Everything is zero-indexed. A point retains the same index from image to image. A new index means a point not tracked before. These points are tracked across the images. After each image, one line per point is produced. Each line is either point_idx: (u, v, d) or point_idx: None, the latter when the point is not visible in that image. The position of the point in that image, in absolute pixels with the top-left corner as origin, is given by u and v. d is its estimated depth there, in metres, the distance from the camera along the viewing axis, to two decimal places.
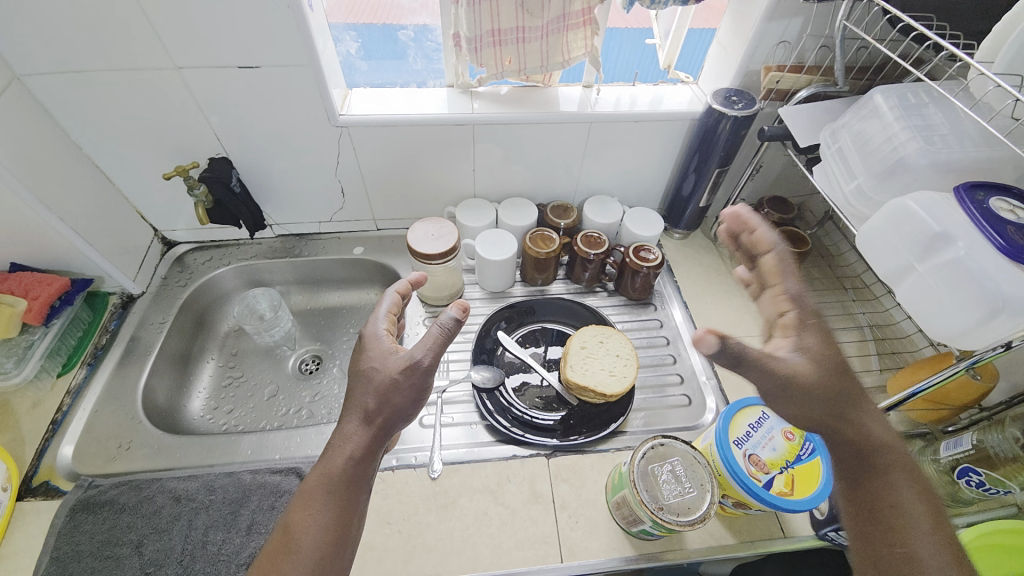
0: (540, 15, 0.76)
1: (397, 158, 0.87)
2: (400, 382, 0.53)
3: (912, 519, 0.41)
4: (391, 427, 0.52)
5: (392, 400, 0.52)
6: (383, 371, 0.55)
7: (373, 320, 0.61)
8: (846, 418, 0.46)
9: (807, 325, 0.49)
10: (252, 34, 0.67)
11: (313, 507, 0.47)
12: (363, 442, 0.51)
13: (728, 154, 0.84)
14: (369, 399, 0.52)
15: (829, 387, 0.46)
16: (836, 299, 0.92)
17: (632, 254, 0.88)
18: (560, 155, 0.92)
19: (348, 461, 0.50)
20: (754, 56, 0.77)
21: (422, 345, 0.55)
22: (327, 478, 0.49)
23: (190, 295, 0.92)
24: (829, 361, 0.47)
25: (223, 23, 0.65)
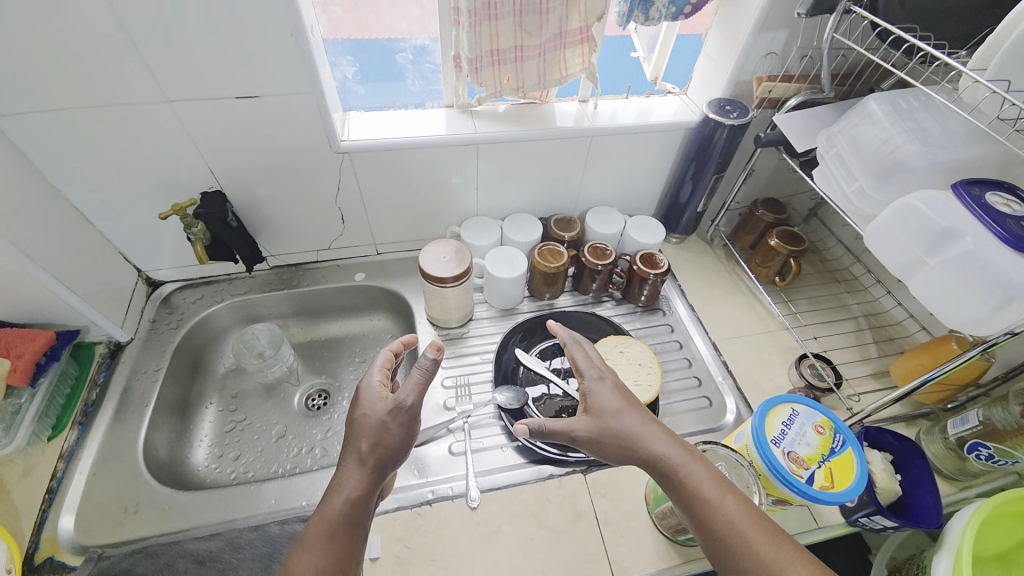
0: (538, 34, 0.76)
1: (399, 181, 0.85)
2: (390, 424, 0.54)
3: (711, 501, 0.49)
4: (386, 468, 0.53)
5: (386, 443, 0.53)
6: (371, 417, 0.55)
7: (367, 374, 0.61)
8: (632, 444, 0.55)
9: (590, 385, 0.60)
10: (249, 63, 0.64)
11: (308, 550, 0.48)
12: (359, 486, 0.52)
13: (724, 161, 0.88)
14: (363, 443, 0.53)
15: (608, 428, 0.56)
16: (830, 292, 0.97)
17: (639, 263, 0.90)
18: (561, 169, 0.92)
19: (344, 504, 0.50)
20: (744, 67, 0.81)
21: (407, 389, 0.55)
22: (326, 522, 0.49)
23: (184, 338, 0.87)
24: (607, 406, 0.57)
25: (220, 53, 0.62)
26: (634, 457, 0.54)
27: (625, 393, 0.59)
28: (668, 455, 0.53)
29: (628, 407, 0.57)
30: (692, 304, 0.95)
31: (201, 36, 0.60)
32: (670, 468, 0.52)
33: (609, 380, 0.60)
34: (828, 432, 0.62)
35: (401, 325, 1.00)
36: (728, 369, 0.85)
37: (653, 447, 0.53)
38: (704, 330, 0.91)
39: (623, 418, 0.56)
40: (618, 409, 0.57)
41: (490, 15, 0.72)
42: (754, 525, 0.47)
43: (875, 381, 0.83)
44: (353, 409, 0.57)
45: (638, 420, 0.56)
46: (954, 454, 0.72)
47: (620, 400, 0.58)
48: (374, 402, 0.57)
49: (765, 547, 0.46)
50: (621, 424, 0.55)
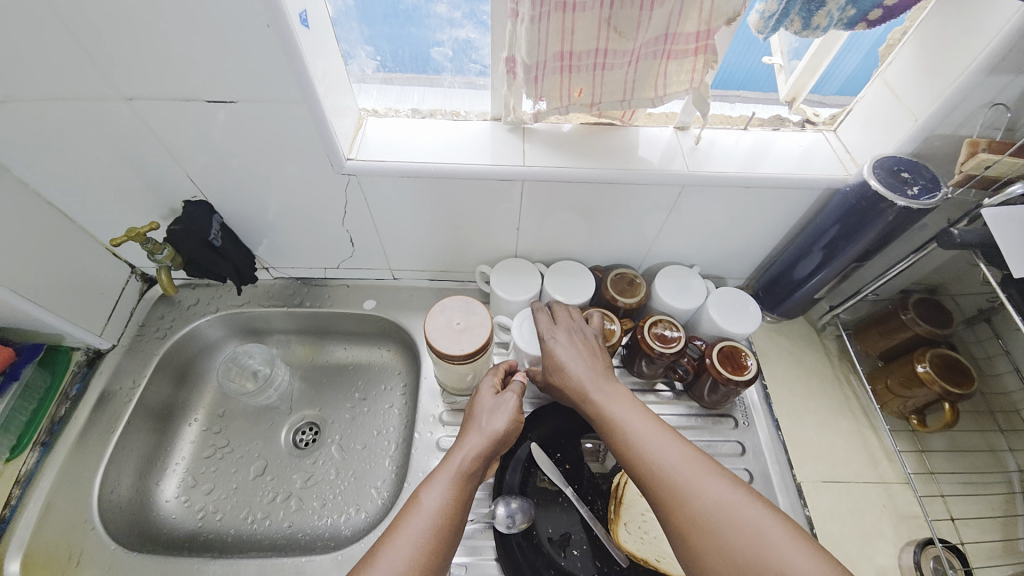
0: (633, 37, 0.52)
1: (421, 210, 0.68)
2: (506, 408, 0.56)
3: (619, 426, 0.49)
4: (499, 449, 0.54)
5: (500, 424, 0.54)
6: (488, 402, 0.57)
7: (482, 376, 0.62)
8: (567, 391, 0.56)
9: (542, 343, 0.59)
10: (220, 60, 0.47)
11: (433, 484, 0.48)
12: (483, 449, 0.52)
13: (874, 246, 0.60)
14: (483, 419, 0.55)
15: (551, 379, 0.58)
16: (983, 441, 0.69)
17: (716, 359, 0.67)
18: (633, 216, 0.69)
19: (470, 460, 0.50)
20: (949, 117, 0.52)
21: (513, 391, 0.58)
22: (450, 467, 0.50)
23: (169, 350, 0.78)
24: (550, 360, 0.58)
25: (178, 42, 0.45)
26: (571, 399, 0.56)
27: (579, 340, 0.59)
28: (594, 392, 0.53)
29: (570, 357, 0.57)
30: (777, 419, 0.71)
31: (149, 21, 0.44)
32: (594, 405, 0.52)
33: (560, 335, 0.59)
34: None
35: (410, 366, 0.85)
36: (811, 530, 0.63)
37: (580, 386, 0.54)
38: (788, 465, 0.67)
39: (562, 369, 0.56)
40: (560, 363, 0.57)
41: (565, 4, 0.49)
42: (658, 437, 0.47)
43: None
44: (477, 395, 0.59)
45: (576, 363, 0.56)
46: None
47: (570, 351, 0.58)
48: (484, 396, 0.58)
49: (658, 453, 0.46)
50: (561, 374, 0.56)
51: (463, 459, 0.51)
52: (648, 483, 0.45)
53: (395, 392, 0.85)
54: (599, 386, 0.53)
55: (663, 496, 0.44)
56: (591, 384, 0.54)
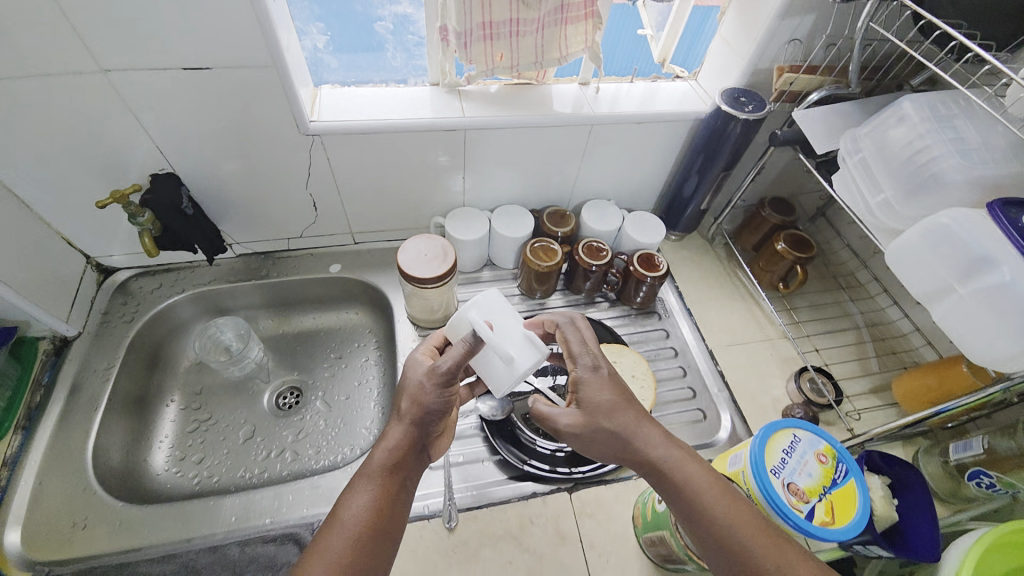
0: (537, 6, 0.68)
1: (378, 165, 0.78)
2: (426, 385, 0.51)
3: (706, 500, 0.46)
4: (425, 427, 0.51)
5: (421, 402, 0.51)
6: (412, 380, 0.53)
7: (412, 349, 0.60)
8: (625, 441, 0.50)
9: (585, 376, 0.53)
10: (197, 27, 0.55)
11: (354, 491, 0.47)
12: (400, 437, 0.50)
13: (733, 157, 0.81)
14: (404, 403, 0.52)
15: (602, 424, 0.51)
16: (833, 300, 0.92)
17: (637, 263, 0.84)
18: (556, 157, 0.85)
19: (384, 455, 0.49)
20: (763, 55, 0.73)
21: (448, 358, 0.51)
22: (368, 466, 0.49)
23: (139, 332, 0.80)
24: (592, 416, 0.51)
25: (159, 12, 0.53)
26: (626, 453, 0.50)
27: (618, 381, 0.53)
28: (647, 446, 0.49)
29: (611, 409, 0.51)
30: (689, 307, 0.90)
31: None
32: (665, 473, 0.48)
33: (598, 378, 0.53)
34: (830, 461, 0.59)
35: (379, 320, 0.94)
36: (723, 380, 0.81)
37: (643, 442, 0.50)
38: (701, 338, 0.86)
39: (605, 425, 0.51)
40: (603, 421, 0.51)
41: None
42: (752, 526, 0.44)
43: (875, 396, 0.80)
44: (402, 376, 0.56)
45: (631, 413, 0.51)
46: (951, 476, 0.70)
47: (609, 400, 0.52)
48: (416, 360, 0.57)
49: (760, 542, 0.43)
50: (620, 420, 0.51)
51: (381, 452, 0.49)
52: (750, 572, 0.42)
53: (369, 346, 0.93)
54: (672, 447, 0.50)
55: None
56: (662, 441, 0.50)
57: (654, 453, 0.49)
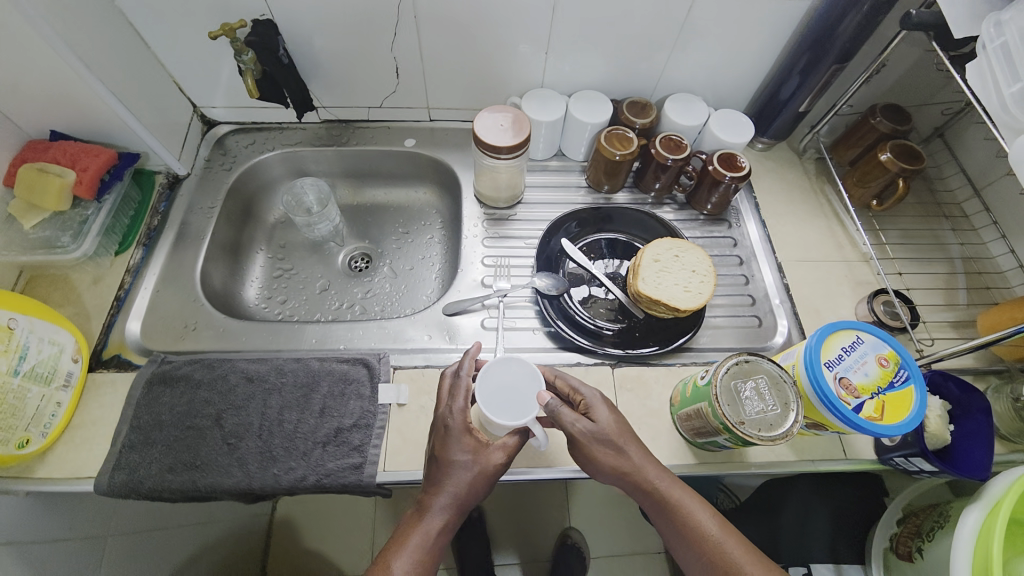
0: None
1: (461, 30, 0.77)
2: (483, 473, 0.55)
3: (712, 539, 0.51)
4: (467, 506, 0.55)
5: (475, 486, 0.55)
6: (460, 466, 0.55)
7: (449, 418, 0.57)
8: (636, 470, 0.55)
9: (602, 406, 0.59)
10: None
11: (401, 553, 0.52)
12: (448, 514, 0.54)
13: (851, 47, 0.72)
14: (454, 484, 0.54)
15: (620, 443, 0.56)
16: (930, 229, 0.84)
17: (716, 162, 0.79)
18: (649, 38, 0.79)
19: (438, 532, 0.53)
20: None
21: (508, 444, 0.57)
22: (421, 538, 0.53)
23: (236, 180, 0.88)
24: (607, 437, 0.56)
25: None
26: (637, 485, 0.55)
27: (621, 414, 0.59)
28: (651, 474, 0.55)
29: (622, 436, 0.56)
30: (764, 219, 0.86)
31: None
32: (671, 505, 0.53)
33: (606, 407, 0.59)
34: (891, 366, 0.56)
35: (446, 201, 0.97)
36: (787, 291, 0.78)
37: (653, 479, 0.55)
38: (771, 250, 0.82)
39: (615, 444, 0.56)
40: (613, 436, 0.56)
41: None
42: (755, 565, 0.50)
43: (954, 329, 0.74)
44: (445, 447, 0.56)
45: (638, 446, 0.57)
46: (1018, 415, 0.65)
47: (617, 426, 0.57)
48: (461, 441, 0.56)
49: None
50: (632, 442, 0.57)
51: (431, 527, 0.53)
52: None
53: (434, 225, 0.97)
54: (677, 486, 0.55)
55: None
56: (668, 476, 0.55)
57: (661, 489, 0.54)
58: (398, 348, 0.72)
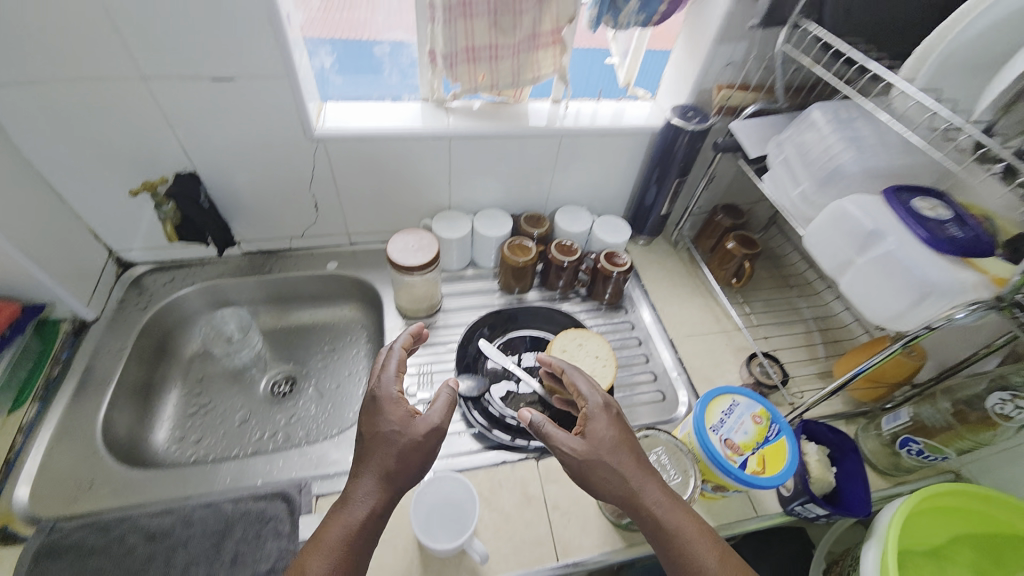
0: (512, 33, 0.78)
1: (369, 169, 0.88)
2: (419, 447, 0.54)
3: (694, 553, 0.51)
4: (403, 490, 0.53)
5: (408, 465, 0.53)
6: (389, 433, 0.54)
7: (381, 380, 0.58)
8: (627, 488, 0.54)
9: (600, 412, 0.59)
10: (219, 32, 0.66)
11: (323, 548, 0.48)
12: (376, 498, 0.51)
13: (686, 164, 0.91)
14: (389, 459, 0.53)
15: (614, 461, 0.55)
16: (784, 297, 1.00)
17: (603, 260, 0.92)
18: (533, 167, 0.95)
19: (365, 519, 0.50)
20: (705, 78, 0.83)
21: (434, 413, 0.56)
22: (348, 525, 0.49)
23: (151, 319, 0.88)
24: (597, 448, 0.55)
25: (196, 21, 0.65)
26: (627, 503, 0.54)
27: (621, 425, 0.58)
28: (644, 491, 0.54)
29: (619, 448, 0.56)
30: (653, 302, 0.98)
31: (172, 6, 0.63)
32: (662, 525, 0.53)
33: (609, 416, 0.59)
34: (764, 422, 0.64)
35: (370, 316, 1.02)
36: (682, 364, 0.88)
37: (645, 493, 0.54)
38: (663, 329, 0.94)
39: (607, 461, 0.55)
40: (604, 452, 0.55)
41: (464, 11, 0.74)
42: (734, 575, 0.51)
43: (820, 380, 0.86)
44: (376, 422, 0.55)
45: (631, 457, 0.56)
46: (889, 450, 0.75)
47: (612, 440, 0.56)
48: (397, 409, 0.56)
49: None
50: (626, 453, 0.56)
51: (355, 517, 0.50)
52: None
53: (359, 341, 1.00)
54: (669, 501, 0.54)
55: None
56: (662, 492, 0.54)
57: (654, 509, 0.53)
58: (321, 474, 0.71)
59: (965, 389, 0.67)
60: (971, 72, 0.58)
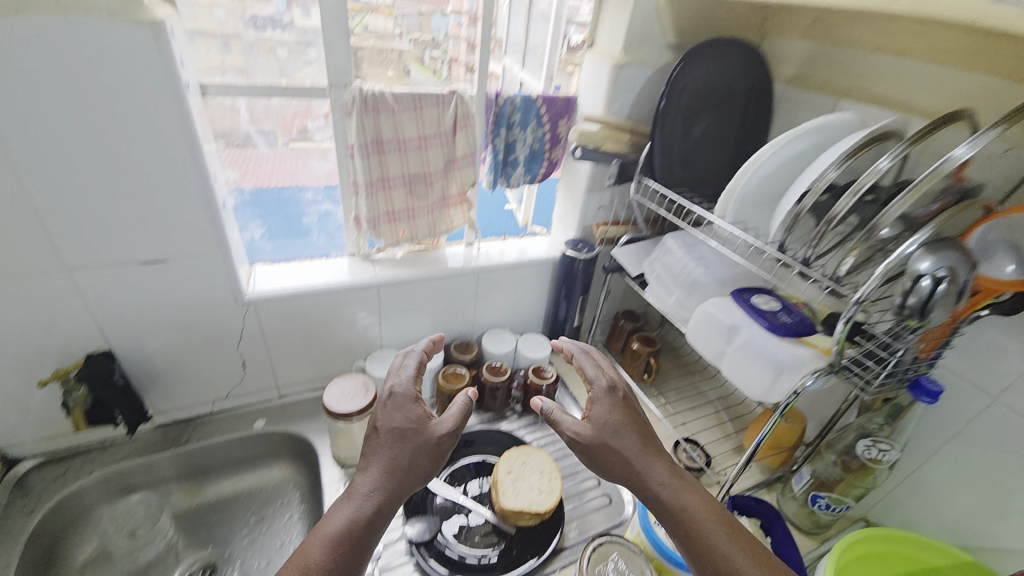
0: (426, 197, 0.92)
1: (299, 324, 0.92)
2: (429, 442, 0.60)
3: (687, 511, 0.57)
4: (413, 482, 0.58)
5: (416, 458, 0.59)
6: (405, 426, 0.61)
7: (398, 381, 0.67)
8: (625, 458, 0.61)
9: (602, 394, 0.67)
10: (153, 225, 0.70)
11: (336, 520, 0.54)
12: (385, 483, 0.57)
13: (586, 283, 1.08)
14: (402, 450, 0.59)
15: (610, 431, 0.63)
16: (690, 383, 1.15)
17: (531, 375, 1.01)
18: (457, 301, 1.06)
19: (374, 503, 0.55)
20: (586, 217, 1.04)
21: (449, 416, 0.63)
22: (362, 505, 0.55)
23: (39, 525, 0.77)
24: (597, 429, 0.63)
25: (128, 216, 0.68)
26: (625, 472, 0.60)
27: (621, 405, 0.66)
28: (639, 467, 0.60)
29: (616, 426, 0.63)
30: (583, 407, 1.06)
31: (107, 206, 0.66)
32: (656, 492, 0.58)
33: (606, 399, 0.66)
34: None
35: (304, 472, 0.96)
36: None
37: (641, 462, 0.60)
38: None
39: (605, 434, 0.62)
40: (603, 423, 0.63)
41: (382, 185, 0.87)
42: (724, 528, 0.56)
43: (737, 454, 0.97)
44: (397, 417, 0.62)
45: (630, 432, 0.63)
46: (807, 510, 0.85)
47: (610, 416, 0.64)
48: (413, 407, 0.63)
49: (723, 544, 0.54)
50: (625, 428, 0.63)
51: (365, 500, 0.56)
52: (711, 561, 0.53)
53: (293, 503, 0.93)
54: (664, 465, 0.61)
55: (714, 564, 0.53)
56: (659, 459, 0.61)
57: (649, 474, 0.59)
58: None
59: (840, 440, 0.80)
60: (762, 206, 0.78)
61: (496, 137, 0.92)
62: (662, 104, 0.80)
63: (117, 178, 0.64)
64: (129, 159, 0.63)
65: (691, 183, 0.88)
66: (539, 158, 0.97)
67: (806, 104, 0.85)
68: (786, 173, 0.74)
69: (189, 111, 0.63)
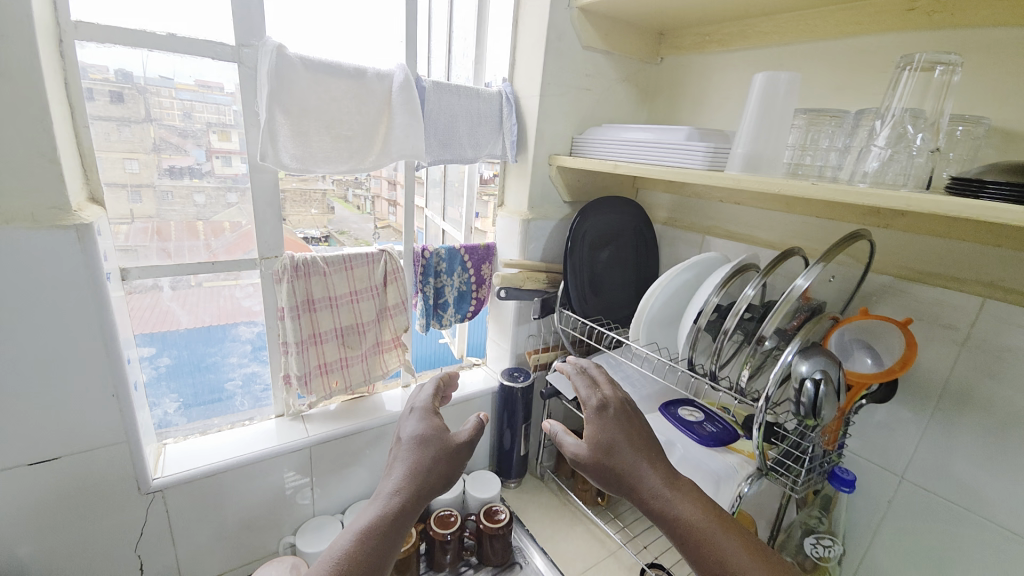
0: (359, 345, 0.93)
1: (216, 508, 0.79)
2: (436, 458, 0.56)
3: (697, 522, 0.50)
4: (425, 500, 0.54)
5: (428, 473, 0.55)
6: (415, 442, 0.58)
7: (411, 404, 0.65)
8: (632, 471, 0.53)
9: (607, 401, 0.60)
10: (48, 420, 0.62)
11: (348, 535, 0.49)
12: (394, 500, 0.52)
13: (527, 410, 1.09)
14: (416, 466, 0.55)
15: (617, 441, 0.56)
16: None
17: (484, 519, 0.94)
18: None
19: (384, 517, 0.51)
20: (517, 345, 1.10)
21: (465, 431, 0.61)
22: (375, 520, 0.50)
23: None
24: (603, 440, 0.55)
25: (19, 415, 0.60)
26: (634, 488, 0.53)
27: (626, 416, 0.59)
28: (648, 480, 0.53)
29: (623, 437, 0.56)
30: (543, 546, 0.99)
31: None
32: (664, 508, 0.51)
33: (613, 408, 0.58)
34: None
35: None
36: None
37: (648, 476, 0.53)
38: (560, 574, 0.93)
39: (611, 444, 0.55)
40: (608, 435, 0.56)
41: (315, 340, 0.87)
42: (737, 540, 0.49)
43: None
44: (408, 434, 0.59)
45: (635, 445, 0.56)
46: None
47: (616, 427, 0.57)
48: (420, 427, 0.60)
49: (736, 559, 0.48)
50: (632, 439, 0.56)
51: (374, 516, 0.51)
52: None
53: None
54: (674, 473, 0.54)
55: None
56: (666, 467, 0.55)
57: (660, 482, 0.53)
58: None
59: (789, 540, 0.80)
60: (667, 326, 0.89)
61: (426, 285, 0.98)
62: (569, 246, 0.92)
63: (9, 378, 0.58)
64: (31, 353, 0.59)
65: (605, 310, 0.99)
66: (468, 297, 1.05)
67: (682, 239, 1.03)
68: (680, 297, 0.87)
69: (106, 298, 0.62)
